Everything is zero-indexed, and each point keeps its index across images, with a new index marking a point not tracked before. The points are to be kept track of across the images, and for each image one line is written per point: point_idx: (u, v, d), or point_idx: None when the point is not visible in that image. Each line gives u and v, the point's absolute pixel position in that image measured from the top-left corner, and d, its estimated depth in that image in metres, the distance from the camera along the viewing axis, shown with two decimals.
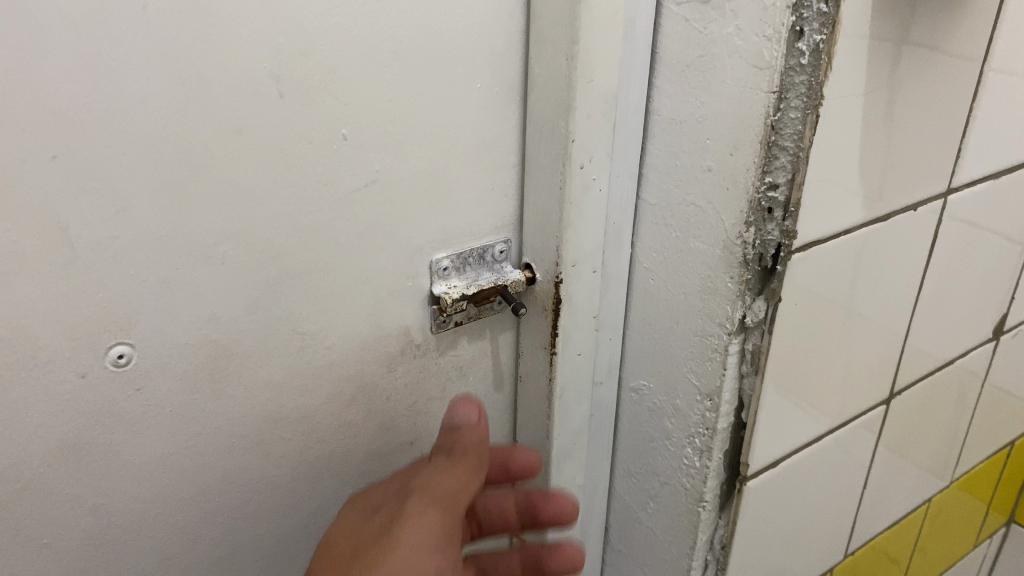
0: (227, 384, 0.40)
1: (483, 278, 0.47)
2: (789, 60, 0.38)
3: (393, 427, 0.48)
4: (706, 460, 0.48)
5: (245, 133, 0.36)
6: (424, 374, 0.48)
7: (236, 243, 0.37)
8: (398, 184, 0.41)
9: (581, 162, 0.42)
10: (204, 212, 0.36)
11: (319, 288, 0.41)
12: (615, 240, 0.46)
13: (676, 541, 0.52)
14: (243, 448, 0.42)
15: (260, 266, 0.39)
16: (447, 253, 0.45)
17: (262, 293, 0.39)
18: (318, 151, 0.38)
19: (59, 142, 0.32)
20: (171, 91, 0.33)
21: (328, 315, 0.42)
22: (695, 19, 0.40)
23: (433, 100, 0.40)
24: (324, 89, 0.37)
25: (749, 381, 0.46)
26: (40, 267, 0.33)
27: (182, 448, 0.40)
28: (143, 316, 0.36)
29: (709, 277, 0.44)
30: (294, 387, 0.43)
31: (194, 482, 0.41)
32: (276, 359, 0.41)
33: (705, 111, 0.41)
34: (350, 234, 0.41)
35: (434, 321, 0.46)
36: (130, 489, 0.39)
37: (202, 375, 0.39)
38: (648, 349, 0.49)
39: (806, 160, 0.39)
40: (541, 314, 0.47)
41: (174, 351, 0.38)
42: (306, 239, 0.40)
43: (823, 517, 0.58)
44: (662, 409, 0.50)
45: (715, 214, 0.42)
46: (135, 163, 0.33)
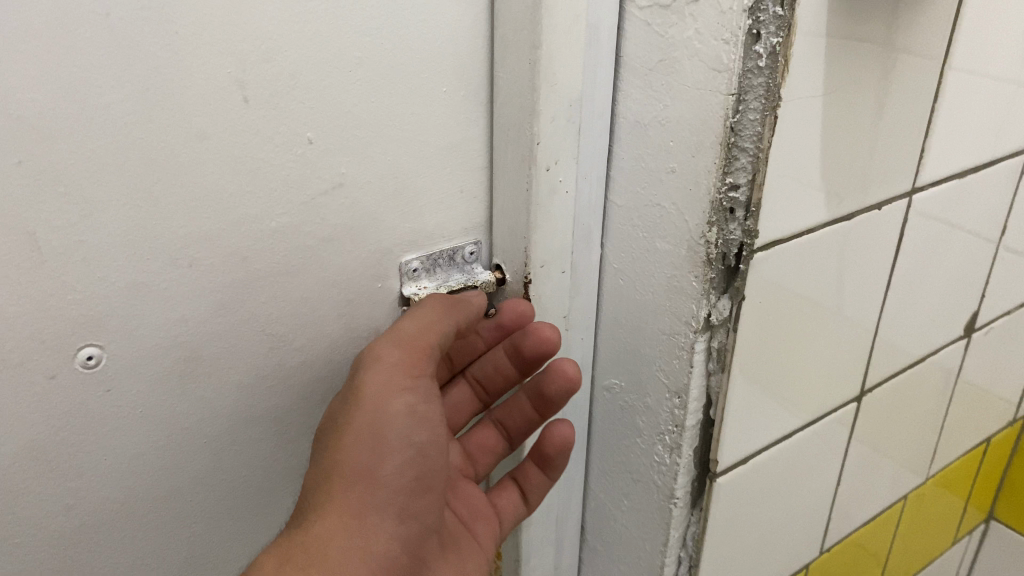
0: (197, 385, 0.41)
1: (453, 279, 0.47)
2: (747, 62, 0.39)
3: None
4: (676, 457, 0.48)
5: (211, 138, 0.36)
6: None
7: (205, 246, 0.38)
8: (365, 187, 0.42)
9: (546, 165, 0.42)
10: (171, 215, 0.37)
11: (288, 290, 0.42)
12: (584, 241, 0.47)
13: (649, 537, 0.53)
14: (215, 446, 0.43)
15: (229, 268, 0.39)
16: (417, 254, 0.46)
17: (231, 295, 0.40)
18: (284, 155, 0.39)
19: (24, 148, 0.32)
20: (135, 97, 0.34)
21: (298, 317, 0.43)
22: (657, 24, 0.41)
23: (399, 104, 0.41)
24: (289, 94, 0.38)
25: (716, 379, 0.46)
26: (8, 271, 0.34)
27: (153, 448, 0.41)
28: (112, 318, 0.37)
29: (674, 276, 0.45)
30: (264, 387, 0.43)
31: (168, 481, 0.42)
32: (247, 360, 0.42)
33: (667, 113, 0.42)
34: (318, 237, 0.42)
35: None
36: (103, 489, 0.40)
37: (172, 376, 0.40)
38: (619, 348, 0.50)
39: (766, 161, 0.40)
40: None
41: (144, 352, 0.39)
42: (275, 242, 0.40)
43: (796, 514, 0.59)
44: (633, 407, 0.50)
45: (679, 214, 0.43)
46: (101, 168, 0.34)
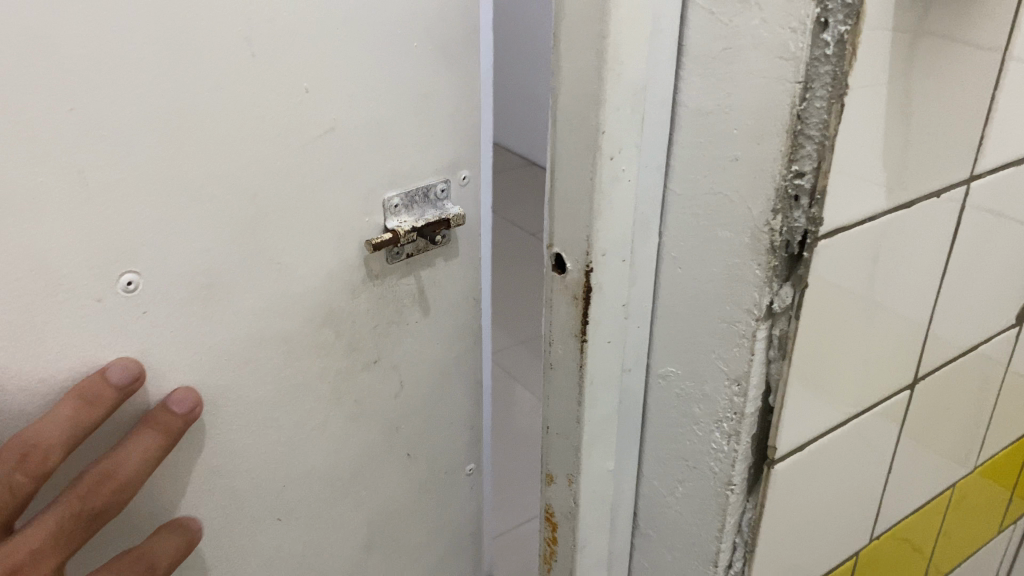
0: (222, 306, 0.69)
1: (427, 211, 0.81)
2: (815, 51, 0.39)
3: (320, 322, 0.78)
4: (735, 444, 0.49)
5: (230, 85, 0.61)
6: (380, 301, 0.83)
7: (236, 196, 0.65)
8: (352, 130, 0.71)
9: (610, 154, 0.43)
10: (200, 154, 0.62)
11: (298, 208, 0.70)
12: (642, 230, 0.47)
13: (705, 524, 0.53)
14: (218, 364, 0.71)
15: (245, 191, 0.66)
16: (396, 195, 0.78)
17: (257, 185, 0.67)
18: (294, 103, 0.66)
19: (88, 93, 0.55)
20: (158, 55, 0.57)
21: (301, 248, 0.73)
22: (720, 13, 0.41)
23: (343, 54, 0.68)
24: (286, 52, 0.64)
25: (776, 367, 0.47)
26: (71, 164, 0.56)
27: (176, 370, 0.68)
28: (150, 249, 0.62)
29: (737, 264, 0.45)
30: (271, 323, 0.73)
31: (238, 369, 0.73)
32: (266, 284, 0.71)
33: (730, 102, 0.42)
34: (318, 169, 0.70)
35: (393, 251, 0.81)
36: (175, 374, 0.68)
37: (200, 301, 0.67)
38: (675, 337, 0.50)
39: (831, 149, 0.40)
40: (570, 302, 0.47)
41: (176, 276, 0.65)
42: (292, 164, 0.68)
43: (848, 502, 0.59)
44: (689, 395, 0.50)
45: (742, 202, 0.44)
46: (125, 106, 0.57)
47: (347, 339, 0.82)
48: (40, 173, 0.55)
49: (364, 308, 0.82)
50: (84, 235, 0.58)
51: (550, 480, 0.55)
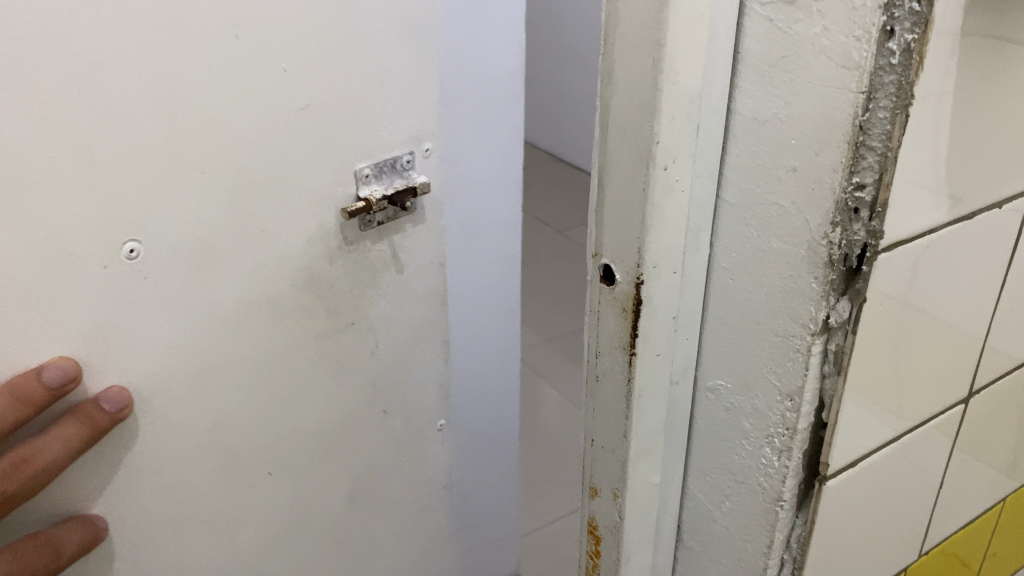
0: (212, 270, 0.84)
1: (394, 180, 0.96)
2: (880, 60, 0.38)
3: (292, 288, 0.93)
4: (786, 460, 0.48)
5: (215, 71, 0.76)
6: (357, 266, 0.99)
7: (226, 168, 0.80)
8: (323, 106, 0.86)
9: (663, 163, 0.42)
10: (189, 137, 0.76)
11: (279, 185, 0.86)
12: (694, 241, 0.46)
13: (752, 540, 0.52)
14: (215, 322, 0.87)
15: (229, 164, 0.81)
16: (367, 167, 0.93)
17: (242, 161, 0.82)
18: (274, 85, 0.81)
19: (95, 81, 0.69)
20: (154, 50, 0.71)
21: (280, 219, 0.88)
22: (780, 20, 0.40)
23: (315, 43, 0.83)
24: (269, 38, 0.79)
25: (830, 382, 0.46)
26: (76, 146, 0.70)
27: (174, 327, 0.83)
28: (146, 222, 0.77)
29: (791, 278, 0.44)
30: (256, 287, 0.89)
31: (224, 330, 0.88)
32: (254, 250, 0.87)
33: (788, 111, 0.41)
34: (295, 145, 0.85)
35: (364, 219, 0.96)
36: (178, 336, 0.84)
37: (191, 265, 0.82)
38: (724, 350, 0.49)
39: (893, 161, 0.40)
40: (618, 314, 0.46)
41: (169, 245, 0.79)
42: (271, 143, 0.83)
43: (898, 519, 0.57)
44: (740, 409, 0.49)
45: (799, 214, 0.42)
46: (128, 93, 0.71)
47: (328, 301, 0.97)
48: (55, 149, 0.69)
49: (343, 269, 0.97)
50: (88, 207, 0.72)
51: (594, 493, 0.54)
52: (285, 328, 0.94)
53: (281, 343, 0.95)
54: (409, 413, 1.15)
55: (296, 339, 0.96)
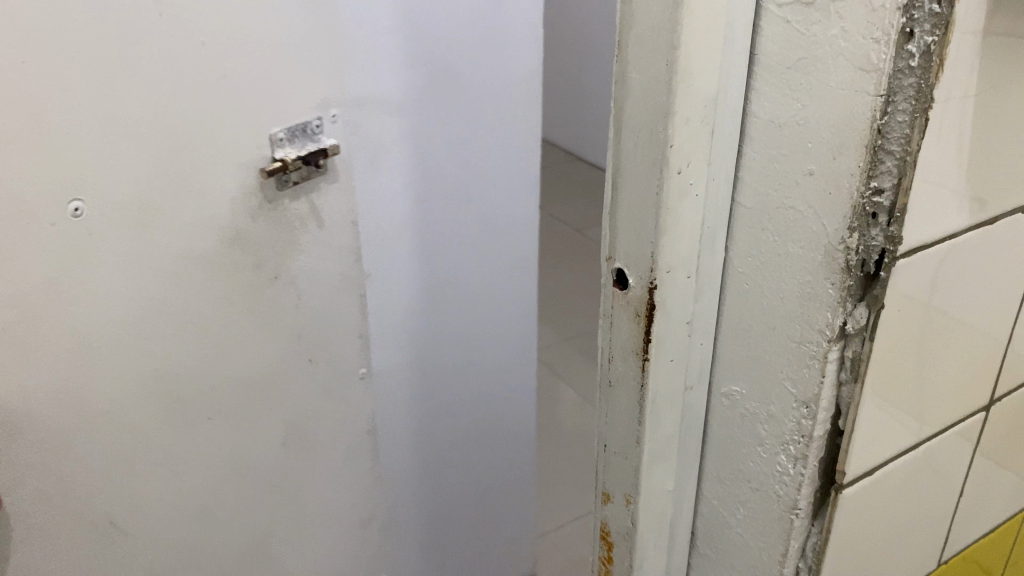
0: (153, 228, 0.88)
1: (307, 144, 0.97)
2: (899, 62, 0.37)
3: (226, 247, 0.95)
4: (801, 468, 0.47)
5: (145, 42, 0.80)
6: (279, 222, 0.99)
7: (160, 134, 0.84)
8: (251, 72, 0.89)
9: (678, 167, 0.41)
10: (124, 104, 0.80)
11: (215, 145, 0.89)
12: (709, 245, 0.45)
13: (767, 547, 0.52)
14: (151, 276, 0.90)
15: (166, 128, 0.84)
16: (280, 131, 0.94)
17: (177, 125, 0.85)
18: (203, 52, 0.84)
19: (28, 53, 0.73)
20: (93, 23, 0.76)
21: (213, 178, 0.90)
22: (797, 21, 0.39)
23: (240, 13, 0.86)
24: (196, 9, 0.82)
25: (847, 390, 0.46)
26: (21, 116, 0.75)
27: (118, 284, 0.87)
28: (88, 184, 0.81)
29: (808, 283, 0.43)
30: (193, 245, 0.92)
31: (164, 286, 0.91)
32: (191, 209, 0.90)
33: (806, 114, 0.41)
34: (227, 110, 0.88)
35: (280, 181, 0.97)
36: (121, 292, 0.88)
37: (130, 223, 0.86)
38: (739, 356, 0.48)
39: (912, 164, 0.40)
40: (632, 319, 0.46)
41: (109, 205, 0.83)
42: (204, 108, 0.86)
43: (917, 527, 0.56)
44: (755, 415, 0.49)
45: (816, 219, 0.42)
46: (64, 65, 0.75)
47: (255, 256, 0.98)
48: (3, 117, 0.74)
49: (265, 228, 0.98)
50: (36, 172, 0.77)
51: (607, 499, 0.53)
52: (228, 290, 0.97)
53: (224, 302, 0.98)
54: (331, 359, 1.15)
55: (236, 297, 0.99)
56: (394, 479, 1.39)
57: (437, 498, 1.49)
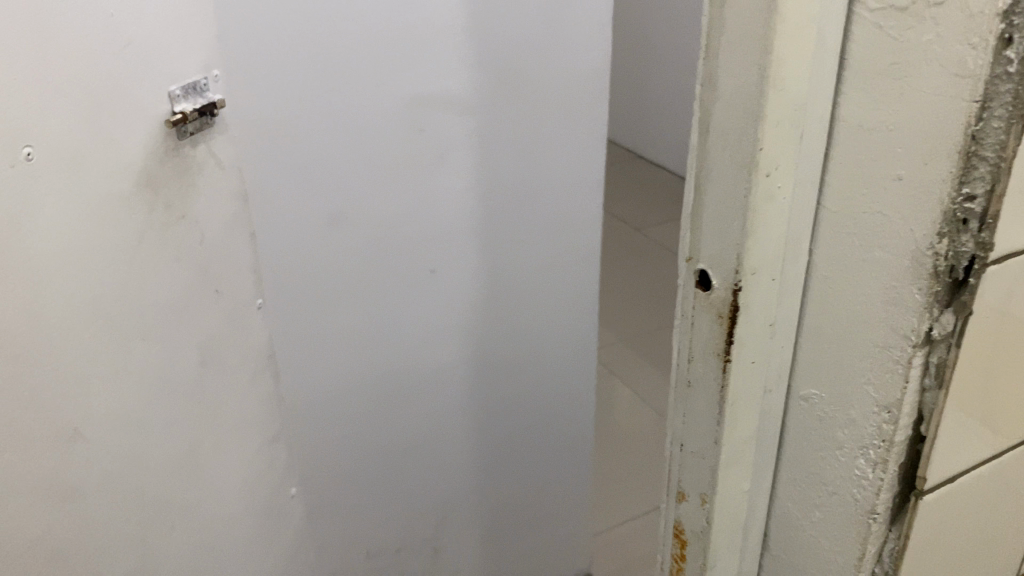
0: (85, 173, 0.81)
1: (198, 99, 0.91)
2: (997, 68, 0.37)
3: (125, 190, 0.85)
4: (881, 472, 0.48)
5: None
6: (183, 168, 0.92)
7: (82, 91, 0.78)
8: (160, 25, 0.85)
9: (766, 170, 0.42)
10: (68, 51, 0.76)
11: (121, 91, 0.83)
12: (793, 249, 0.45)
13: (842, 552, 0.52)
14: (94, 225, 0.83)
15: (83, 75, 0.78)
16: (175, 87, 0.89)
17: (105, 75, 0.80)
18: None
19: None
20: None
21: (122, 123, 0.83)
22: (890, 27, 0.39)
23: None
24: None
25: (931, 395, 0.46)
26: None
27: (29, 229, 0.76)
28: (41, 130, 0.75)
29: (893, 288, 0.43)
30: (107, 191, 0.83)
31: (83, 235, 0.82)
32: (122, 155, 0.84)
33: (895, 120, 0.41)
34: (142, 60, 0.84)
35: (179, 132, 0.90)
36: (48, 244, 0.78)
37: (67, 169, 0.79)
38: (819, 359, 0.48)
39: (1006, 170, 0.39)
40: (713, 321, 0.46)
41: (61, 152, 0.78)
42: (130, 59, 0.83)
43: (996, 539, 0.56)
44: (835, 418, 0.49)
45: (903, 224, 0.42)
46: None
47: (165, 198, 0.91)
48: None
49: (172, 184, 0.91)
50: None
51: (682, 498, 0.54)
52: (152, 239, 0.90)
53: (139, 249, 0.89)
54: (233, 289, 1.05)
55: (156, 243, 0.91)
56: (447, 469, 1.42)
57: (490, 491, 1.50)
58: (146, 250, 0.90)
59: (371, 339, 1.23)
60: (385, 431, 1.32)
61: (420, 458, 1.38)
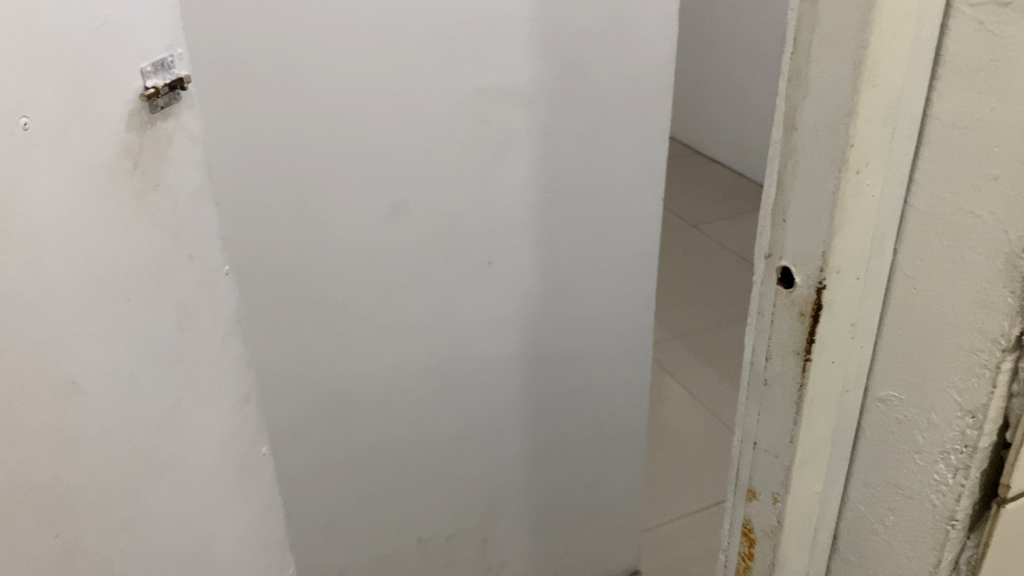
0: (82, 149, 0.66)
1: (168, 74, 0.76)
2: None
3: (111, 164, 0.70)
4: (962, 478, 0.47)
5: None
6: (164, 148, 0.77)
7: (61, 54, 0.63)
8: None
9: (857, 167, 0.42)
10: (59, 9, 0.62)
11: (114, 57, 0.69)
12: (879, 248, 0.45)
13: (916, 558, 0.51)
14: (89, 212, 0.68)
15: (54, 31, 0.62)
16: (146, 64, 0.73)
17: (94, 38, 0.66)
18: None
19: None
20: None
21: (106, 90, 0.68)
22: (991, 21, 0.38)
23: None
24: None
25: (1018, 401, 0.45)
26: None
27: (41, 223, 0.63)
28: (43, 101, 0.62)
29: (982, 291, 0.42)
30: (96, 170, 0.68)
31: (83, 225, 0.67)
32: (111, 130, 0.69)
33: (993, 117, 0.40)
34: (127, 19, 0.70)
35: (151, 106, 0.74)
36: (46, 238, 0.64)
37: (66, 146, 0.64)
38: (900, 360, 0.47)
39: None
40: (794, 319, 0.47)
41: (58, 126, 0.63)
42: (114, 21, 0.68)
43: None
44: (914, 422, 0.48)
45: (996, 224, 0.41)
46: None
47: (152, 178, 0.76)
48: None
49: (148, 162, 0.75)
50: None
51: (753, 496, 0.54)
52: (125, 218, 0.72)
53: (118, 232, 0.72)
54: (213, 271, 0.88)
55: (156, 229, 0.77)
56: (499, 461, 1.43)
57: (544, 487, 1.51)
58: (122, 233, 0.72)
59: (429, 326, 1.23)
60: (440, 418, 1.33)
61: (473, 448, 1.39)
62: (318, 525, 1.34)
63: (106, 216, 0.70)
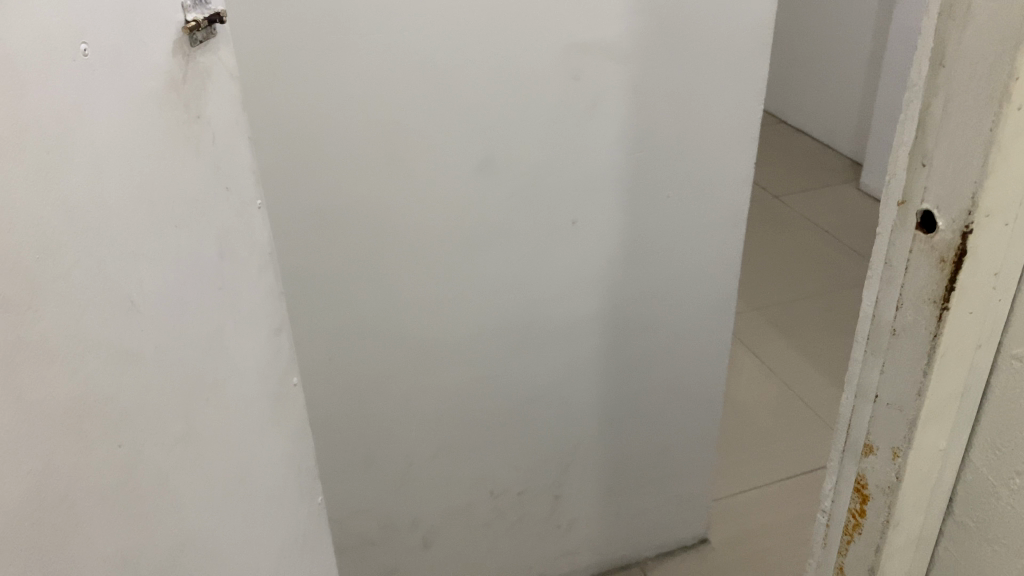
0: (141, 67, 0.57)
1: (206, 8, 0.65)
2: None
3: (167, 98, 0.61)
4: None
5: None
6: (211, 86, 0.68)
7: None
8: None
9: (1018, 104, 0.46)
10: None
11: None
12: None
13: None
14: (146, 145, 0.58)
15: None
16: None
17: None
18: None
19: None
20: None
21: (153, 11, 0.59)
22: None
23: None
24: None
25: None
26: None
27: (114, 148, 0.54)
28: (94, 21, 0.52)
29: None
30: (153, 92, 0.59)
31: (133, 158, 0.56)
32: (160, 51, 0.60)
33: None
34: None
35: (191, 39, 0.64)
36: (106, 169, 0.54)
37: (121, 65, 0.55)
38: None
39: None
40: (935, 265, 0.52)
41: (105, 41, 0.53)
42: None
43: None
44: None
45: None
46: None
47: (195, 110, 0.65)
48: None
49: (191, 94, 0.64)
50: None
51: (870, 452, 0.61)
52: (187, 150, 0.64)
53: (183, 164, 0.63)
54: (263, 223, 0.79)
55: (212, 170, 0.68)
56: (582, 421, 1.43)
57: (620, 450, 1.51)
58: (179, 173, 0.63)
59: (518, 280, 1.23)
60: (520, 375, 1.33)
61: (555, 409, 1.40)
62: (397, 473, 1.36)
63: (167, 141, 0.61)
